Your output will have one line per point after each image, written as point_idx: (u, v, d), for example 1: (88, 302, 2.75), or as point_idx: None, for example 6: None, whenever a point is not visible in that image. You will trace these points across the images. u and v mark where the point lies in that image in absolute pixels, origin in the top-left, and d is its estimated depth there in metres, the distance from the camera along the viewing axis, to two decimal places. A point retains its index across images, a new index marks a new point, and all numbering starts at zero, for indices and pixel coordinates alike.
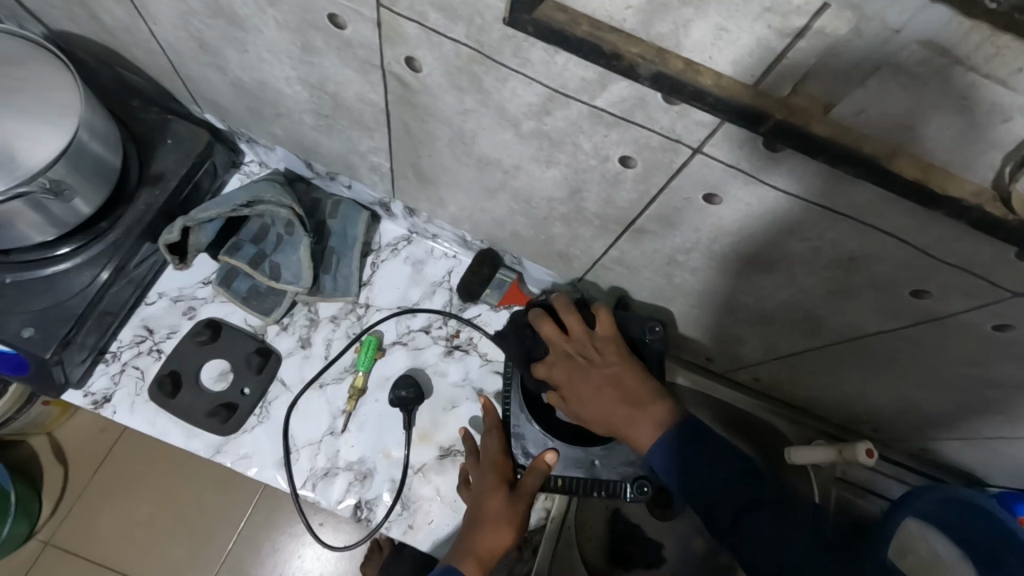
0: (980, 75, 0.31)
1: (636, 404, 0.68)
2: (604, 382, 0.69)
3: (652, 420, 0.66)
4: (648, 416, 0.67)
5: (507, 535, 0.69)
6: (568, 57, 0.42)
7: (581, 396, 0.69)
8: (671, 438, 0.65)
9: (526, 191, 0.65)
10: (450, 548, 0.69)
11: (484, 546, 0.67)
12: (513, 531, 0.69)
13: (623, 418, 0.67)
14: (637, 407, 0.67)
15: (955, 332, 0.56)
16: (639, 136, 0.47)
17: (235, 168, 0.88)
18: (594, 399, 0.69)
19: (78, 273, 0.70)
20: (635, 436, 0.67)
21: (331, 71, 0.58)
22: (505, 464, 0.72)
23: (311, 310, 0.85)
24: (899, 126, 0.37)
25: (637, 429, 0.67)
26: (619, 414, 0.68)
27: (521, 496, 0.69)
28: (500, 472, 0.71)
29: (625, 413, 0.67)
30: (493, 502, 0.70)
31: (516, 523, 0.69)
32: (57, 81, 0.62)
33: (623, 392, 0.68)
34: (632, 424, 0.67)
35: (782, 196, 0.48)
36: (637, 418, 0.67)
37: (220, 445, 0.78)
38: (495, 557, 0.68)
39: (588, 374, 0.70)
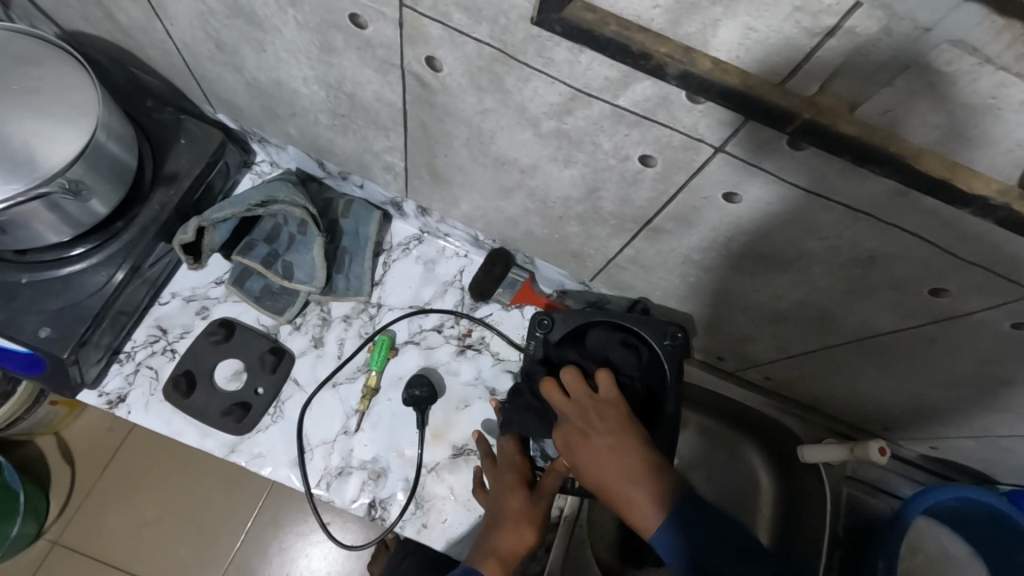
0: (1011, 74, 0.32)
1: (638, 478, 0.61)
2: (606, 450, 0.63)
3: (654, 501, 0.60)
4: (648, 495, 0.60)
5: (528, 535, 0.68)
6: (593, 56, 0.42)
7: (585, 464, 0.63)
8: (674, 524, 0.58)
9: (541, 191, 0.65)
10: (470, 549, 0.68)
11: (506, 545, 0.67)
12: (534, 530, 0.69)
13: (625, 495, 0.61)
14: (638, 485, 0.60)
15: (972, 331, 0.56)
16: (661, 136, 0.48)
17: (247, 168, 0.88)
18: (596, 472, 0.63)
19: (93, 273, 0.70)
20: (637, 516, 0.60)
21: (349, 70, 0.58)
22: (524, 465, 0.73)
23: (323, 309, 0.85)
24: (926, 125, 0.37)
25: (635, 507, 0.60)
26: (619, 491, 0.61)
27: (541, 496, 0.70)
28: (520, 471, 0.72)
29: (627, 489, 0.61)
30: (513, 502, 0.70)
31: (536, 525, 0.69)
32: (75, 81, 0.62)
33: (624, 466, 0.61)
34: (632, 503, 0.60)
35: (803, 195, 0.48)
36: (637, 495, 0.60)
37: (234, 444, 0.78)
38: (517, 557, 0.67)
39: (590, 442, 0.64)
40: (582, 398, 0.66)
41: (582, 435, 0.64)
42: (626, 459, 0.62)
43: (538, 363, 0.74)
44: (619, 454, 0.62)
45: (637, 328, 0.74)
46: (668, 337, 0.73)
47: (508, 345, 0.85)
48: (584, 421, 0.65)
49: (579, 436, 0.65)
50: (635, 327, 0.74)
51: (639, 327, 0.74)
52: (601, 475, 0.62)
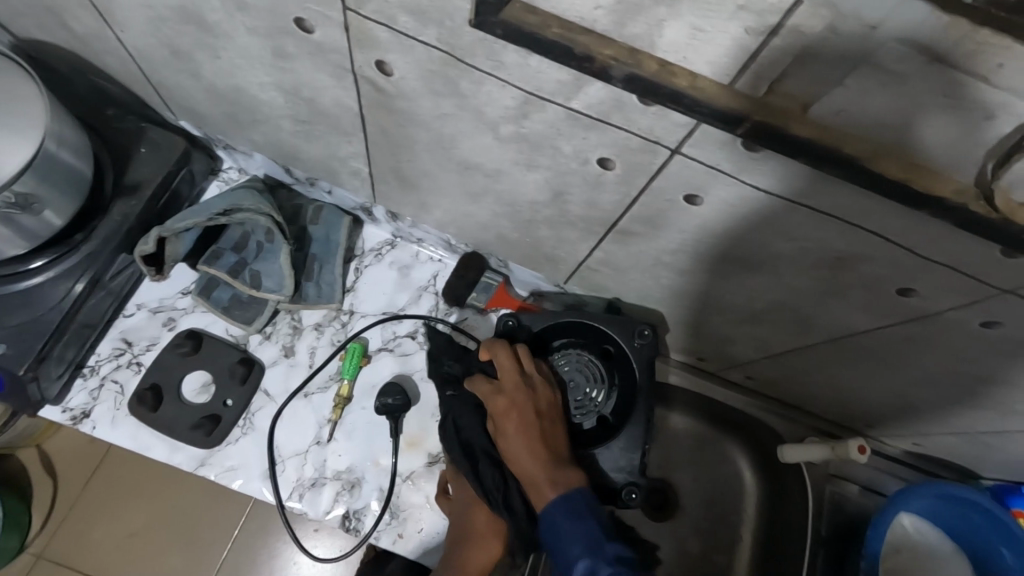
0: (959, 72, 0.31)
1: (547, 468, 0.63)
2: (530, 428, 0.65)
3: (558, 484, 0.62)
4: (552, 475, 0.63)
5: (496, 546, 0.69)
6: (541, 59, 0.41)
7: (508, 437, 0.65)
8: (569, 502, 0.61)
9: (508, 195, 0.64)
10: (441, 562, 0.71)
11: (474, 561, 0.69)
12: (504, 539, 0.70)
13: (531, 469, 0.64)
14: (540, 465, 0.64)
15: (944, 330, 0.55)
16: (619, 138, 0.46)
17: (214, 175, 0.86)
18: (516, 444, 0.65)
19: (51, 286, 0.68)
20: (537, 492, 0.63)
21: (304, 75, 0.56)
22: None
23: (295, 317, 0.84)
24: (879, 124, 0.36)
25: (544, 488, 0.62)
26: (527, 461, 0.64)
27: None
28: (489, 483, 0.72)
29: (536, 467, 0.63)
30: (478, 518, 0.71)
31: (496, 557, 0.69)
32: (21, 89, 0.60)
33: (542, 442, 0.65)
34: (540, 476, 0.63)
35: (766, 196, 0.47)
36: (545, 476, 0.63)
37: (204, 457, 0.76)
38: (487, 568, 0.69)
39: (516, 425, 0.65)
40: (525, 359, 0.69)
41: (516, 399, 0.66)
42: (541, 440, 0.65)
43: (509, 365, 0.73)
44: (536, 429, 0.65)
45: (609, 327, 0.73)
46: (640, 336, 0.72)
47: None
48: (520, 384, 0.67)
49: (513, 406, 0.66)
50: (607, 327, 0.73)
51: (611, 326, 0.73)
52: (519, 439, 0.65)
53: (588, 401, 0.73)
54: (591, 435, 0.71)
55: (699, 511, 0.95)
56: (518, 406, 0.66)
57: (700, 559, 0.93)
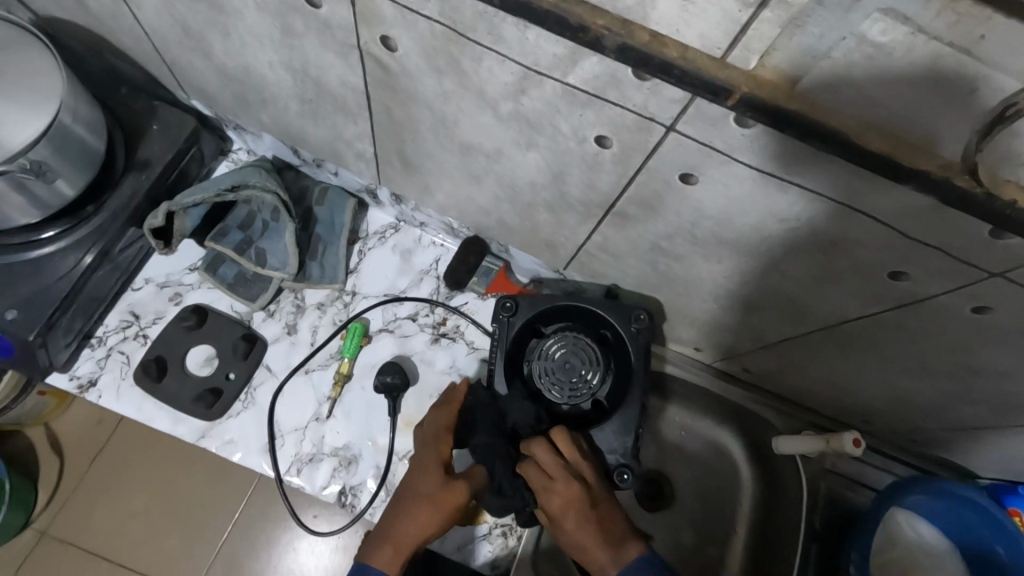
0: (944, 44, 0.31)
1: (613, 549, 0.63)
2: (587, 511, 0.64)
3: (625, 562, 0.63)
4: (620, 556, 0.63)
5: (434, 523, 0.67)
6: (539, 32, 0.42)
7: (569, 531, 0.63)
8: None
9: (508, 176, 0.64)
10: (377, 533, 0.68)
11: (407, 535, 0.66)
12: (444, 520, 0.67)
13: (598, 556, 0.63)
14: (606, 550, 0.63)
15: (936, 316, 0.55)
16: (614, 115, 0.47)
17: (223, 156, 0.89)
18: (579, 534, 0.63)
19: (62, 256, 0.70)
20: None
21: (311, 54, 0.58)
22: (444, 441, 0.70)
23: (298, 296, 0.85)
24: (867, 100, 0.36)
25: (611, 566, 0.62)
26: (597, 550, 0.63)
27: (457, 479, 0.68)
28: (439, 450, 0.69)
29: (600, 547, 0.63)
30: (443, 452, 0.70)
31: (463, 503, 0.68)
32: (38, 62, 0.62)
33: (601, 523, 0.64)
34: (608, 561, 0.62)
35: (757, 175, 0.47)
36: (612, 558, 0.63)
37: (205, 429, 0.78)
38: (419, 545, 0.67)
39: (576, 511, 0.64)
40: (566, 446, 0.67)
41: (570, 489, 0.64)
42: (598, 521, 0.64)
43: (507, 349, 0.73)
44: (594, 516, 0.64)
45: (607, 312, 0.73)
46: (636, 319, 0.72)
47: (483, 334, 0.85)
48: (568, 477, 0.65)
49: (567, 495, 0.64)
50: (605, 312, 0.74)
51: (608, 310, 0.74)
52: (583, 530, 0.63)
53: (584, 387, 0.73)
54: (584, 418, 0.73)
55: (694, 506, 0.95)
56: (571, 492, 0.64)
57: (693, 551, 0.93)
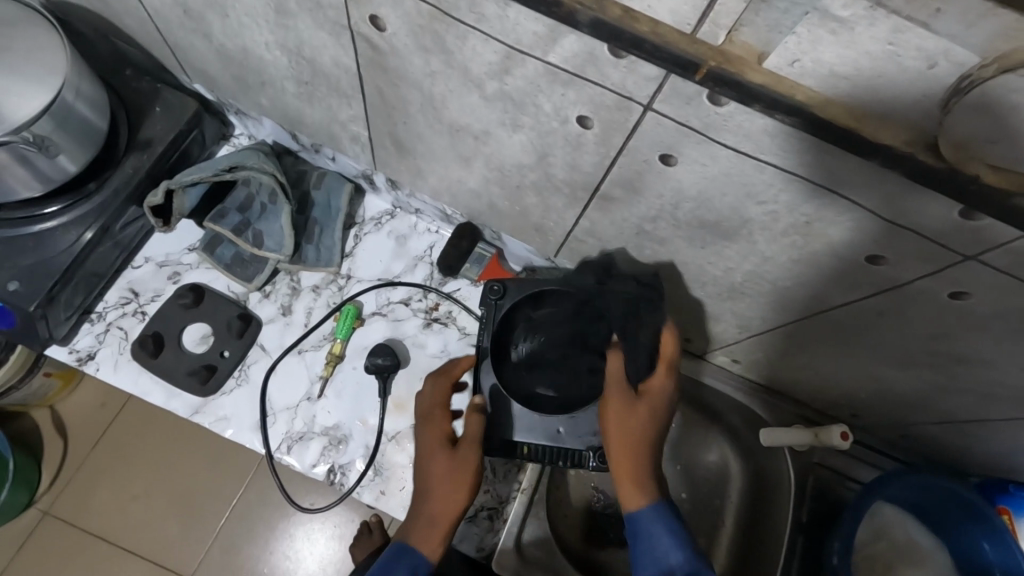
0: (902, 18, 0.32)
1: (654, 477, 0.66)
2: (660, 421, 0.69)
3: (659, 493, 0.65)
4: (657, 485, 0.66)
5: (459, 494, 0.68)
6: (518, 9, 0.43)
7: (640, 420, 0.67)
8: (670, 507, 0.65)
9: (496, 158, 0.66)
10: (411, 519, 0.69)
11: (440, 511, 0.67)
12: (467, 488, 0.68)
13: (643, 468, 0.66)
14: (647, 468, 0.66)
15: (915, 302, 0.56)
16: (593, 94, 0.49)
17: (225, 140, 0.91)
18: (638, 430, 0.67)
19: (64, 231, 0.72)
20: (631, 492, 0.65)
21: (306, 34, 0.59)
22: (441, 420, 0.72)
23: (294, 278, 0.87)
24: (832, 75, 0.37)
25: (648, 486, 0.65)
26: (643, 454, 0.66)
27: (466, 447, 0.69)
28: (438, 431, 0.71)
29: (649, 462, 0.66)
30: (442, 429, 0.72)
31: (478, 457, 0.69)
32: (43, 40, 0.64)
33: (657, 445, 0.68)
34: (647, 481, 0.65)
35: (733, 155, 0.48)
36: (652, 482, 0.65)
37: (199, 405, 0.80)
38: (454, 516, 0.68)
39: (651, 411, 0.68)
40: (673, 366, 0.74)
41: (665, 388, 0.70)
42: (659, 439, 0.69)
43: (496, 335, 0.75)
44: (660, 435, 0.69)
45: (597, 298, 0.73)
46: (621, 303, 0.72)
47: (474, 319, 0.86)
48: (669, 376, 0.70)
49: (660, 394, 0.69)
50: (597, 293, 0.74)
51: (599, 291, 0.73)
52: (647, 430, 0.67)
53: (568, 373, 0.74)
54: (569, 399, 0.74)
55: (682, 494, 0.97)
56: (662, 394, 0.69)
57: None
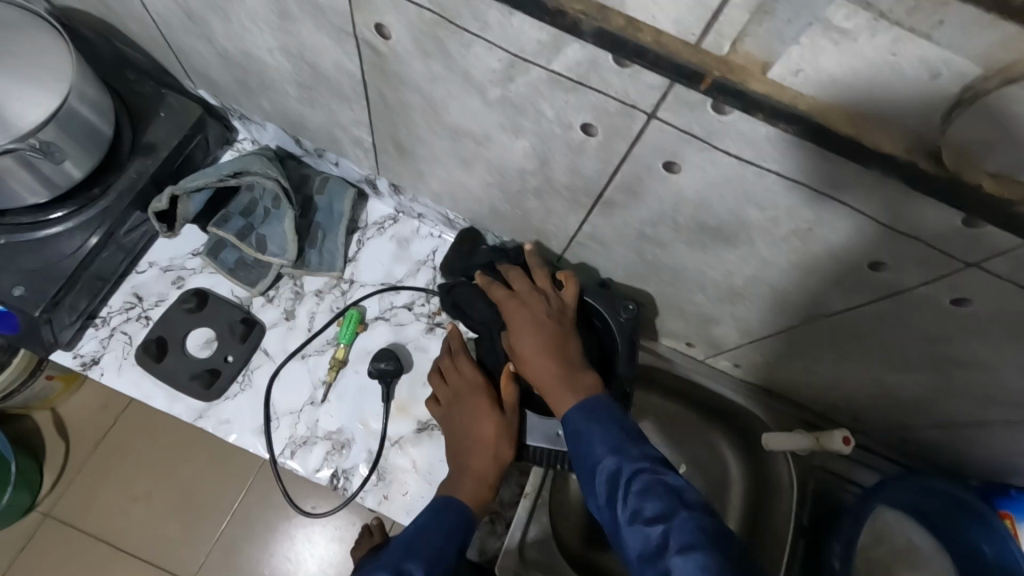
0: (904, 29, 0.32)
1: (566, 376, 0.66)
2: (548, 332, 0.69)
3: (576, 388, 0.65)
4: (572, 381, 0.66)
5: (505, 454, 0.71)
6: (521, 17, 0.43)
7: (524, 338, 0.69)
8: (590, 404, 0.63)
9: (498, 163, 0.66)
10: (452, 483, 0.72)
11: (485, 471, 0.71)
12: (512, 448, 0.72)
13: (550, 374, 0.66)
14: (559, 371, 0.66)
15: (916, 307, 0.56)
16: (596, 101, 0.49)
17: (228, 145, 0.91)
18: (532, 346, 0.68)
19: (68, 237, 0.72)
20: (556, 402, 0.66)
21: (309, 40, 0.60)
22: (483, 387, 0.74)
23: (297, 283, 0.87)
24: (834, 85, 0.37)
25: (560, 389, 0.65)
26: (545, 364, 0.67)
27: (510, 410, 0.73)
28: (483, 397, 0.73)
29: (552, 367, 0.67)
30: (484, 396, 0.74)
31: (521, 422, 0.74)
32: (49, 47, 0.64)
33: (559, 347, 0.68)
34: (559, 383, 0.65)
35: (736, 162, 0.48)
36: (564, 382, 0.65)
37: (202, 409, 0.80)
38: (499, 475, 0.72)
39: (537, 324, 0.70)
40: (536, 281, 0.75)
41: (532, 304, 0.72)
42: (557, 347, 0.68)
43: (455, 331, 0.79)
44: (556, 340, 0.69)
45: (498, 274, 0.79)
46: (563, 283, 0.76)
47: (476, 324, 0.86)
48: (528, 291, 0.73)
49: (526, 313, 0.71)
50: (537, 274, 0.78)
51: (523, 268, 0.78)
52: (537, 343, 0.68)
53: None
54: None
55: None
56: (527, 312, 0.71)
57: None
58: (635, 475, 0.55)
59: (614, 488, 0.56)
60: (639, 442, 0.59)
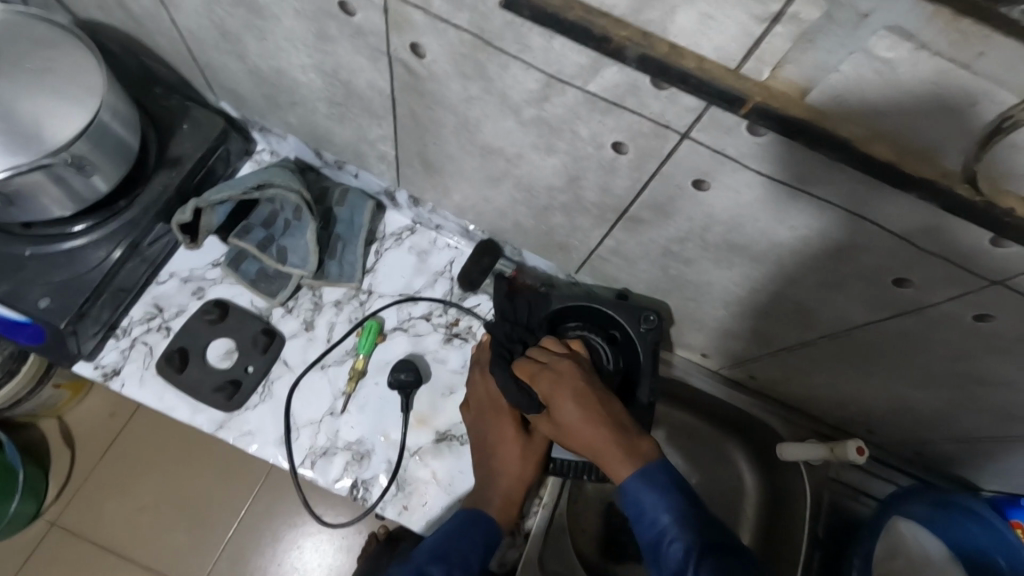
0: (946, 60, 0.33)
1: (619, 441, 0.62)
2: (590, 400, 0.65)
3: (632, 454, 0.62)
4: (628, 447, 0.62)
5: (528, 474, 0.73)
6: (564, 42, 0.44)
7: (566, 409, 0.65)
8: (651, 472, 0.61)
9: (526, 179, 0.67)
10: (471, 498, 0.74)
11: (509, 493, 0.73)
12: (535, 470, 0.74)
13: (602, 442, 0.63)
14: (613, 439, 0.63)
15: (940, 324, 0.57)
16: (631, 122, 0.50)
17: (248, 156, 0.91)
18: (577, 415, 0.64)
19: (93, 249, 0.73)
20: (614, 469, 0.62)
21: (342, 58, 0.60)
22: (509, 416, 0.75)
23: (316, 294, 0.88)
24: (871, 111, 0.39)
25: (616, 458, 0.62)
26: (594, 432, 0.63)
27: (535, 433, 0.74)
28: (508, 423, 0.74)
29: (602, 436, 0.63)
30: (507, 426, 0.74)
31: (546, 446, 0.75)
32: (80, 62, 0.65)
33: (604, 413, 0.65)
34: (613, 451, 0.62)
35: (769, 184, 0.49)
36: (618, 448, 0.62)
37: (223, 420, 0.80)
38: (522, 494, 0.74)
39: (577, 392, 0.65)
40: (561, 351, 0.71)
41: (567, 372, 0.67)
42: (602, 413, 0.64)
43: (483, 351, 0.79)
44: (601, 407, 0.65)
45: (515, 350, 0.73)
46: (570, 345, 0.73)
47: None
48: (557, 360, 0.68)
49: (565, 385, 0.66)
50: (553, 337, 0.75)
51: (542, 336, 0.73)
52: (581, 411, 0.64)
53: None
54: None
55: None
56: (566, 384, 0.66)
57: None
58: (704, 556, 0.56)
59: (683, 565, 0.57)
60: (703, 516, 0.59)
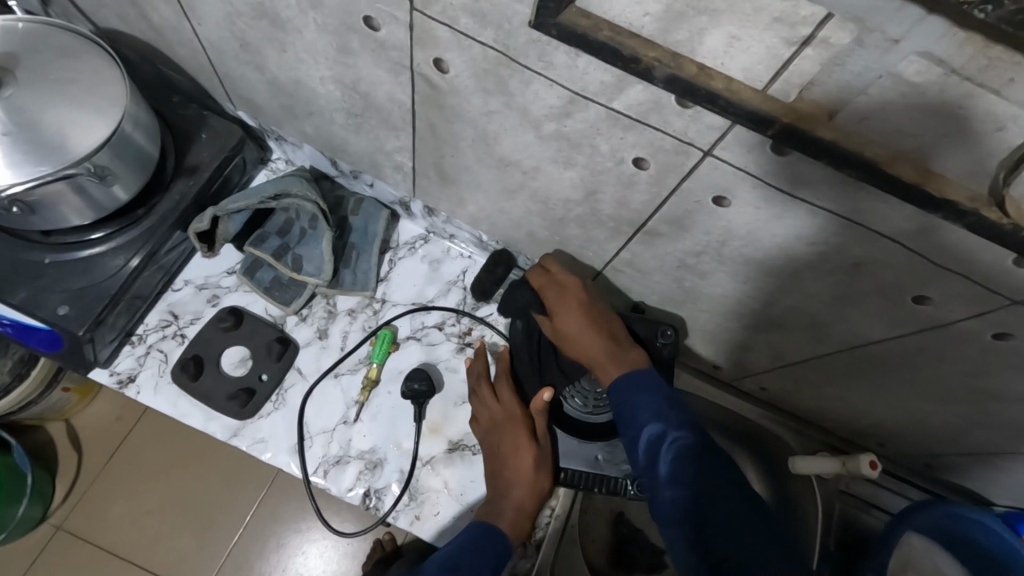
0: (975, 84, 0.33)
1: (615, 351, 0.70)
2: (591, 317, 0.73)
3: (627, 362, 0.69)
4: (623, 358, 0.70)
5: (542, 481, 0.74)
6: (589, 60, 0.45)
7: (572, 320, 0.73)
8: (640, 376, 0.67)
9: (543, 192, 0.67)
10: (486, 510, 0.73)
11: (525, 500, 0.73)
12: (548, 476, 0.74)
13: (599, 351, 0.71)
14: (611, 348, 0.71)
15: (957, 341, 0.57)
16: (654, 139, 0.50)
17: (263, 164, 0.92)
18: (580, 325, 0.72)
19: (111, 257, 0.73)
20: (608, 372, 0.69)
21: (364, 72, 0.61)
22: (519, 419, 0.76)
23: (330, 302, 0.88)
24: (898, 134, 0.39)
25: (610, 362, 0.69)
26: (593, 342, 0.71)
27: (543, 438, 0.75)
28: (522, 428, 0.75)
29: (600, 344, 0.71)
30: (519, 430, 0.75)
31: (553, 455, 0.76)
32: (101, 72, 0.65)
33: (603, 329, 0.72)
34: (609, 357, 0.70)
35: (791, 201, 0.50)
36: (615, 358, 0.69)
37: (237, 428, 0.81)
38: (538, 502, 0.73)
39: (580, 307, 0.73)
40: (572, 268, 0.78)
41: (574, 287, 0.75)
42: (602, 329, 0.72)
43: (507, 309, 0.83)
44: (600, 323, 0.73)
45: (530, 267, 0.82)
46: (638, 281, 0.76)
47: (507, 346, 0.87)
48: (567, 275, 0.76)
49: (573, 299, 0.74)
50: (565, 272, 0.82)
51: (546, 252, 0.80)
52: (583, 323, 0.72)
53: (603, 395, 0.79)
54: (602, 429, 0.78)
55: None
56: (572, 297, 0.74)
57: None
58: (674, 443, 0.59)
59: (654, 452, 0.59)
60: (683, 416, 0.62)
